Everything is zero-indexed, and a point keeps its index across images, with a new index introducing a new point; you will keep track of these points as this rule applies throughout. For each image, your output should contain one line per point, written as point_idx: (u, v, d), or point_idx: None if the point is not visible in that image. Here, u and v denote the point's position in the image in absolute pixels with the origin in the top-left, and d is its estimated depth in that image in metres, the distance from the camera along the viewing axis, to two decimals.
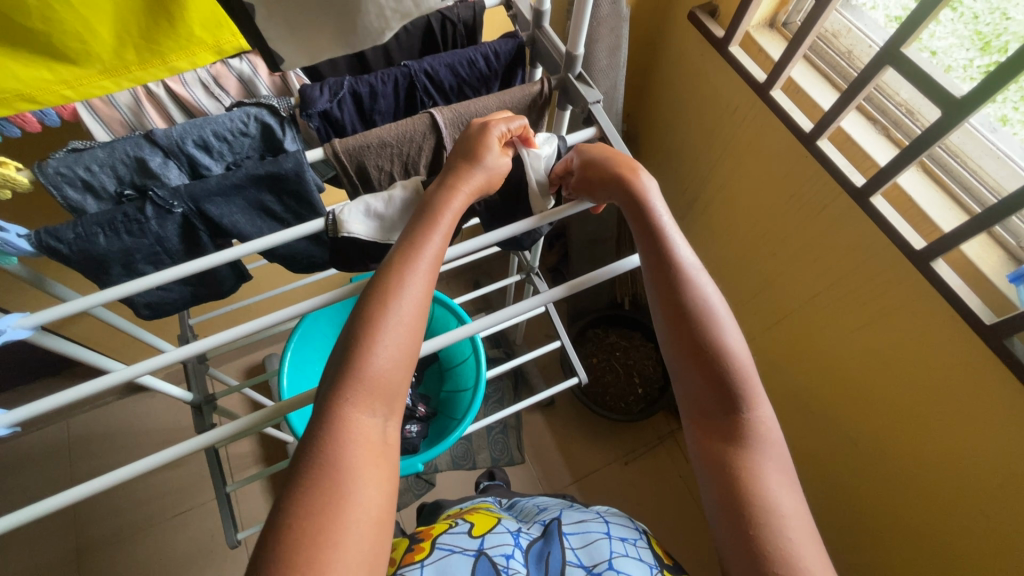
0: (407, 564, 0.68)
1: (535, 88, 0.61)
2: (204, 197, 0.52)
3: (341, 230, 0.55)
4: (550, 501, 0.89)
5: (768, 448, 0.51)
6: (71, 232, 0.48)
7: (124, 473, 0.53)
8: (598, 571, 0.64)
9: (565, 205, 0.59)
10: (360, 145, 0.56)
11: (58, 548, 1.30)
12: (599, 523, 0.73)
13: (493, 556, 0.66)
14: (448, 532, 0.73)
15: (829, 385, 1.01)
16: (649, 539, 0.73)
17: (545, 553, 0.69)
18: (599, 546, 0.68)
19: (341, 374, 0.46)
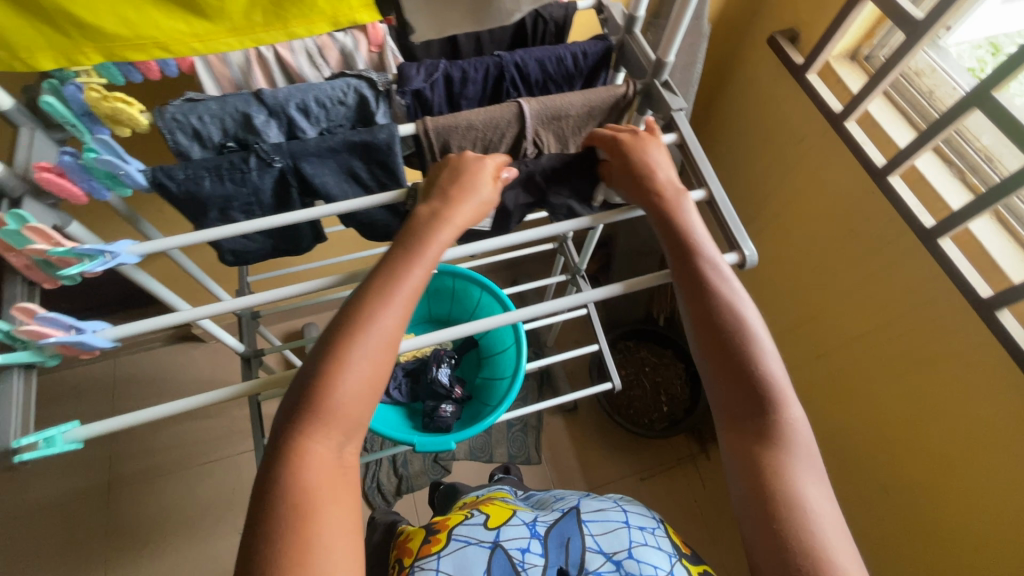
0: (424, 556, 0.70)
1: (620, 90, 0.63)
2: (302, 156, 0.55)
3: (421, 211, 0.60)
4: (569, 492, 0.89)
5: (795, 447, 0.51)
6: (181, 173, 0.52)
7: (189, 403, 0.56)
8: (619, 560, 0.64)
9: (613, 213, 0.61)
10: (449, 125, 0.59)
11: (94, 477, 1.37)
12: (616, 510, 0.73)
13: (509, 550, 0.68)
14: (464, 524, 0.74)
15: (865, 429, 0.99)
16: (666, 525, 0.74)
17: (564, 539, 0.69)
18: (619, 535, 0.68)
19: (310, 411, 0.46)
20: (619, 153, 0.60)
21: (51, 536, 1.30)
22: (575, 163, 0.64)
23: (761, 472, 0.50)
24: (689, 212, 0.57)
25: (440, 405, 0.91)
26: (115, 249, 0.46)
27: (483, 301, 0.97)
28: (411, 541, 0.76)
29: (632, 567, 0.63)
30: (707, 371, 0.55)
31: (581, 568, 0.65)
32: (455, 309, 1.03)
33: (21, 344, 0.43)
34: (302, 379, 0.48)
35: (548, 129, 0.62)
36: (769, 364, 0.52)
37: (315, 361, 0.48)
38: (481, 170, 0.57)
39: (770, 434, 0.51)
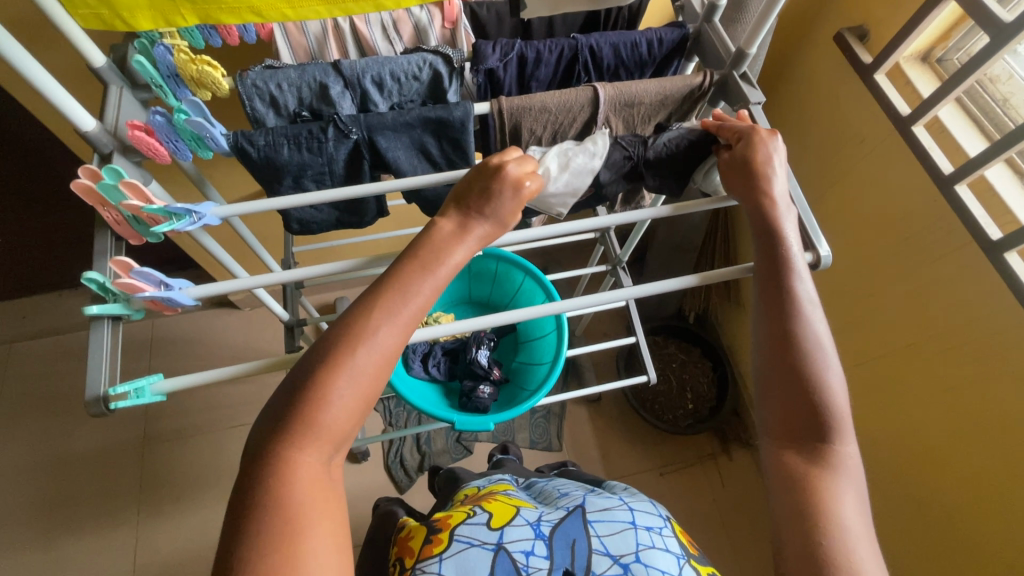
0: (425, 557, 0.66)
1: (696, 80, 0.62)
2: (378, 129, 0.55)
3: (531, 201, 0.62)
4: (570, 483, 0.84)
5: (846, 475, 0.50)
6: (261, 139, 0.53)
7: (254, 368, 0.57)
8: (626, 563, 0.61)
9: (701, 202, 0.61)
10: (523, 106, 0.58)
11: (129, 432, 1.41)
12: (622, 509, 0.69)
13: (513, 552, 0.64)
14: (466, 522, 0.69)
15: (903, 441, 0.98)
16: (672, 522, 0.70)
17: (569, 540, 0.66)
18: (626, 537, 0.64)
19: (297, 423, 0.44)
20: (742, 144, 0.57)
21: (89, 486, 1.36)
22: (685, 149, 0.61)
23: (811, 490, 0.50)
24: (789, 223, 0.55)
25: (478, 386, 0.92)
26: (201, 210, 0.47)
27: (525, 286, 0.98)
28: (411, 540, 0.72)
29: (639, 571, 0.60)
30: (773, 384, 0.54)
31: (587, 571, 0.62)
32: (496, 291, 1.03)
33: (113, 296, 0.44)
34: (289, 385, 0.45)
35: (620, 116, 0.62)
36: (837, 388, 0.52)
37: (305, 372, 0.45)
38: (503, 189, 0.52)
39: (824, 457, 0.51)
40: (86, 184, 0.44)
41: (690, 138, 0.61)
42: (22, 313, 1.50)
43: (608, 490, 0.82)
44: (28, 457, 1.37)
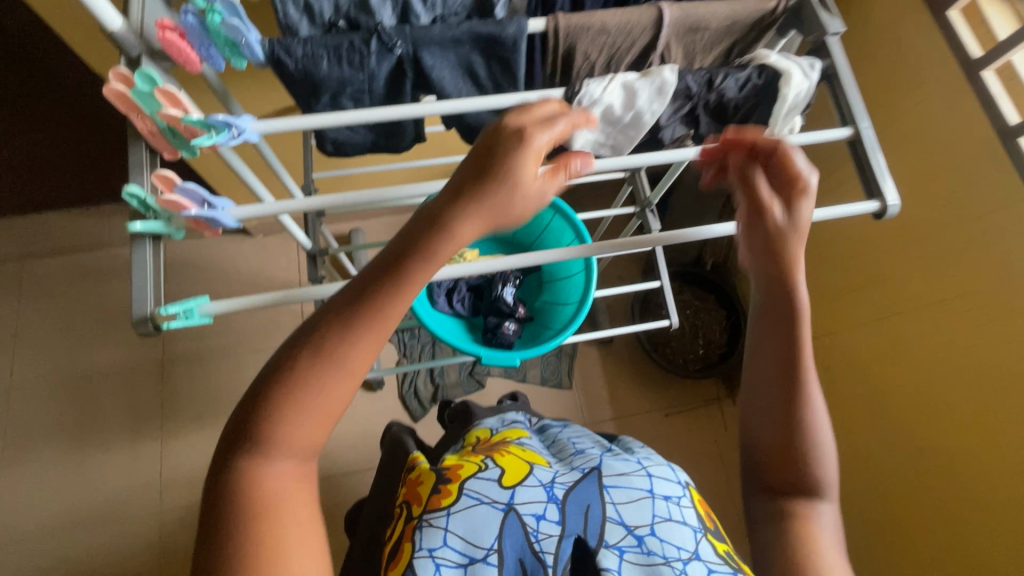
0: (433, 510, 0.61)
1: (769, 5, 0.56)
2: (424, 44, 0.51)
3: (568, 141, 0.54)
4: (586, 437, 0.82)
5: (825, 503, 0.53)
6: (300, 50, 0.49)
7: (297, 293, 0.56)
8: (640, 535, 0.58)
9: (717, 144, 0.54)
10: (581, 25, 0.53)
11: (149, 353, 1.44)
12: (640, 475, 0.65)
13: (524, 515, 0.60)
14: (477, 477, 0.64)
15: (914, 392, 1.01)
16: (689, 490, 0.67)
17: (583, 505, 0.61)
18: (643, 506, 0.61)
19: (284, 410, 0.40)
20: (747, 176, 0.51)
21: (114, 401, 1.40)
22: (751, 95, 0.53)
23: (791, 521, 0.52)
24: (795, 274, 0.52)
25: (503, 323, 0.92)
26: (241, 125, 0.44)
27: (553, 225, 0.95)
28: (417, 485, 0.67)
29: (654, 546, 0.57)
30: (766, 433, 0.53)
31: (600, 541, 0.58)
32: (521, 230, 1.01)
33: (154, 213, 0.42)
34: (258, 385, 0.42)
35: (681, 42, 0.57)
36: (826, 439, 0.52)
37: (276, 371, 0.41)
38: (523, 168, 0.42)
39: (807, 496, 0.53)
40: (119, 89, 0.40)
41: (756, 83, 0.53)
42: (31, 231, 1.47)
43: (625, 449, 0.77)
44: (54, 372, 1.41)
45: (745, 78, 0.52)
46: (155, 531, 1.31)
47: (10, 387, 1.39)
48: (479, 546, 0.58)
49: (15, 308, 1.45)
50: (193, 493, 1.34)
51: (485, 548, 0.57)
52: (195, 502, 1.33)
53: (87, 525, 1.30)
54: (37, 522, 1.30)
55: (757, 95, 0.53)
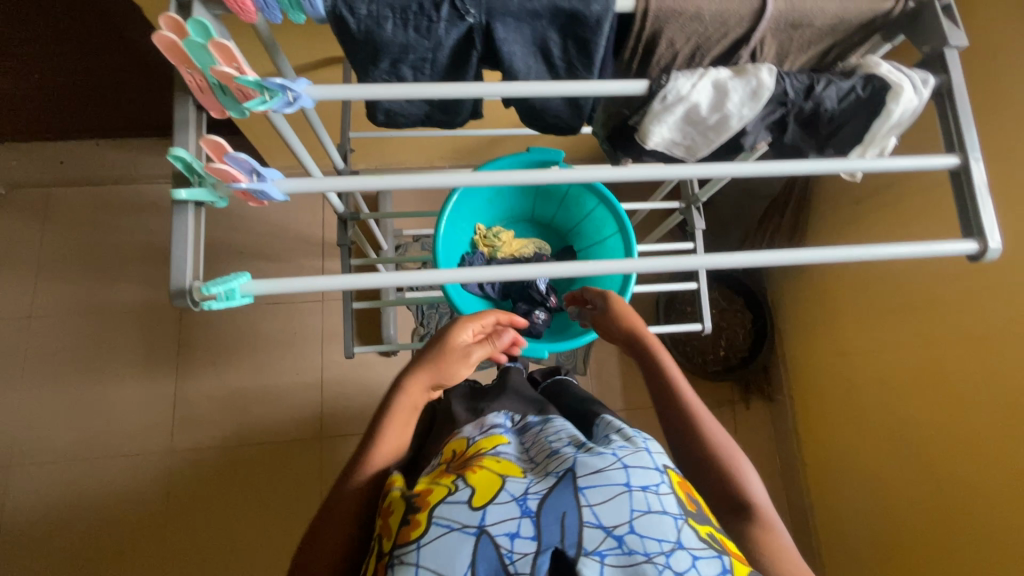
0: (400, 544, 0.48)
1: (884, 6, 0.50)
2: (499, 15, 0.46)
3: (643, 139, 0.49)
4: (566, 430, 0.65)
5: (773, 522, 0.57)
6: (364, 8, 0.44)
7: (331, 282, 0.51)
8: (620, 536, 0.48)
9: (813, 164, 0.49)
10: (674, 9, 0.48)
11: (170, 294, 1.43)
12: (615, 469, 0.53)
13: (497, 536, 0.47)
14: (443, 502, 0.50)
15: (950, 422, 1.00)
16: (669, 475, 0.54)
17: (558, 513, 0.49)
18: (621, 503, 0.49)
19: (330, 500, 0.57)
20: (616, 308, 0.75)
21: (134, 338, 1.41)
22: (849, 109, 0.48)
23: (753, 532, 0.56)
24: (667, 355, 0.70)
25: (534, 311, 0.90)
26: (297, 89, 0.40)
27: (595, 214, 0.91)
28: (386, 516, 0.52)
29: (635, 544, 0.47)
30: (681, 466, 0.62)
31: (579, 549, 0.47)
32: (561, 214, 0.97)
33: (199, 178, 0.39)
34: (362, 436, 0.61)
35: (777, 38, 0.51)
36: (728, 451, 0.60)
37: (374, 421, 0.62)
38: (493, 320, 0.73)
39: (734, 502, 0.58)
40: (170, 38, 0.36)
41: (858, 96, 0.48)
42: (58, 158, 1.45)
43: (602, 440, 0.61)
44: (75, 301, 1.41)
45: (846, 88, 0.47)
46: (168, 467, 1.33)
47: (33, 312, 1.40)
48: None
49: (42, 233, 1.44)
50: (207, 435, 1.36)
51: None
52: (207, 443, 1.35)
53: (102, 455, 1.33)
54: (54, 446, 1.32)
55: (857, 108, 0.48)
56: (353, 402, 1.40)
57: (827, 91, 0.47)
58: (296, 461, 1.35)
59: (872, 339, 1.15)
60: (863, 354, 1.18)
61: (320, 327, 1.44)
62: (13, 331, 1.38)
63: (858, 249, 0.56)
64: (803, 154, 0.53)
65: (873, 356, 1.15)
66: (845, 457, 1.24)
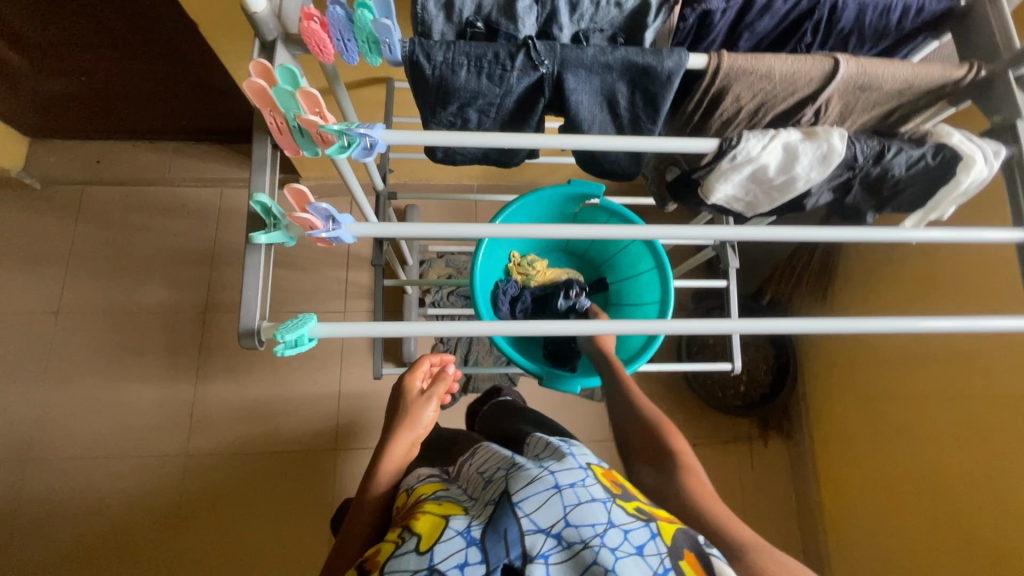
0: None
1: (956, 74, 0.49)
2: (572, 66, 0.46)
3: (706, 195, 0.48)
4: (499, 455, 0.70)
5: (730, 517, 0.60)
6: (441, 55, 0.45)
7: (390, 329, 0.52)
8: (558, 533, 0.53)
9: (878, 233, 0.49)
10: (745, 68, 0.48)
11: (193, 296, 1.45)
12: (544, 476, 0.58)
13: (446, 572, 0.49)
14: (393, 556, 0.52)
15: (976, 478, 0.98)
16: (593, 470, 0.62)
17: (501, 532, 0.53)
18: (552, 505, 0.55)
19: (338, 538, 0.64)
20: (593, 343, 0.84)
21: (156, 339, 1.42)
22: (917, 176, 0.48)
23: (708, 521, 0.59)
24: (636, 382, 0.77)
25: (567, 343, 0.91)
26: (375, 136, 0.40)
27: (631, 249, 0.92)
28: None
29: (573, 536, 0.52)
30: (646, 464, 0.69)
31: (525, 557, 0.51)
32: (595, 246, 0.97)
33: (275, 222, 0.40)
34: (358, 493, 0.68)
35: (845, 101, 0.51)
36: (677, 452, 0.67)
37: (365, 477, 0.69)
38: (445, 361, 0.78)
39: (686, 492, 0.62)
40: (261, 86, 0.37)
41: (928, 164, 0.47)
42: (95, 156, 1.48)
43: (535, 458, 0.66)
44: (101, 298, 1.43)
45: (917, 156, 0.47)
46: (181, 471, 1.33)
47: (60, 308, 1.41)
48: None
49: (74, 230, 1.46)
50: (221, 441, 1.36)
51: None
52: (221, 449, 1.35)
53: (117, 455, 1.33)
54: (71, 444, 1.33)
55: (926, 174, 0.48)
56: (368, 415, 1.39)
57: (897, 158, 0.47)
58: (307, 471, 1.35)
59: (899, 387, 1.13)
60: (889, 400, 1.16)
61: (340, 339, 1.44)
62: (39, 326, 1.40)
63: (912, 320, 0.57)
64: (862, 217, 0.52)
65: (899, 404, 1.13)
66: (866, 505, 1.21)
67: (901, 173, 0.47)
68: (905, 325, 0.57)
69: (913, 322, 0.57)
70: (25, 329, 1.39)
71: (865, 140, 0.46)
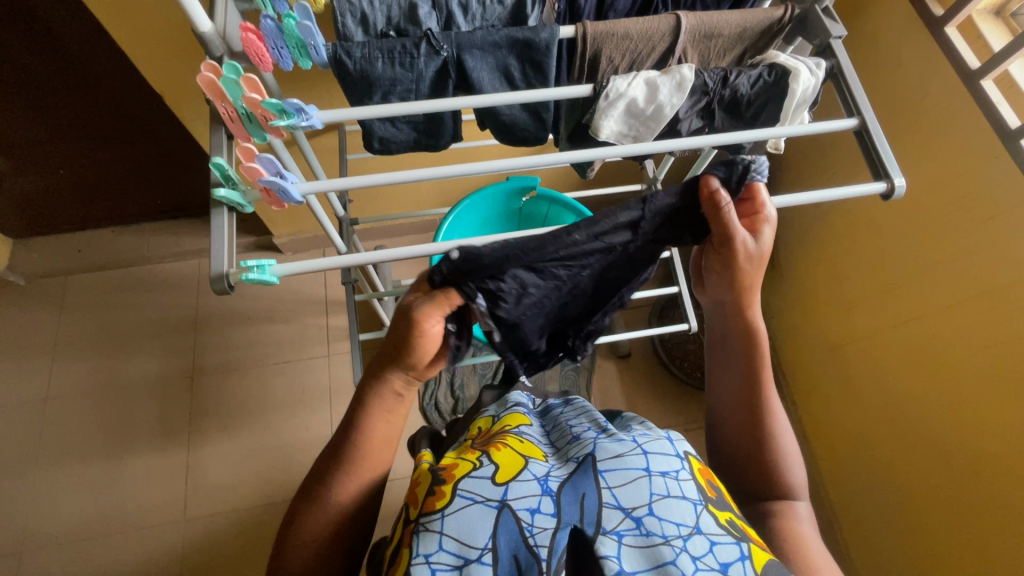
0: (426, 513, 0.51)
1: (776, 14, 0.61)
2: (467, 48, 0.57)
3: (595, 132, 0.59)
4: (587, 415, 0.69)
5: (794, 517, 0.56)
6: (358, 52, 0.55)
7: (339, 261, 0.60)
8: (638, 517, 0.49)
9: (743, 134, 0.57)
10: (608, 32, 0.59)
11: (180, 363, 1.49)
12: (635, 454, 0.54)
13: (517, 510, 0.50)
14: (470, 475, 0.54)
15: (931, 394, 1.03)
16: (690, 461, 0.55)
17: (578, 494, 0.51)
18: (638, 485, 0.51)
19: (293, 534, 0.53)
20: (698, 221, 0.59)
21: (144, 410, 1.44)
22: (762, 91, 0.58)
23: (770, 525, 0.55)
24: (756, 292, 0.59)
25: None
26: (309, 112, 0.49)
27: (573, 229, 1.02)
28: (414, 488, 0.57)
29: (653, 526, 0.48)
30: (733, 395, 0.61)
31: (597, 528, 0.49)
32: None
33: (235, 184, 0.52)
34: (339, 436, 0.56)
35: (697, 47, 0.62)
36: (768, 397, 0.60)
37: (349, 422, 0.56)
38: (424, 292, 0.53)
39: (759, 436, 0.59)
40: (209, 77, 0.47)
41: (767, 80, 0.58)
42: (76, 247, 1.56)
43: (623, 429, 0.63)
44: (89, 379, 1.46)
45: (755, 75, 0.58)
46: (180, 538, 1.31)
47: (49, 394, 1.44)
48: (472, 547, 0.48)
49: (60, 318, 1.52)
50: (217, 500, 1.35)
51: (478, 547, 0.48)
52: (218, 509, 1.34)
53: (114, 531, 1.32)
54: (65, 528, 1.31)
55: (770, 88, 0.58)
56: None
57: (740, 79, 0.58)
58: None
59: (850, 328, 1.20)
60: (846, 344, 1.22)
61: (327, 382, 1.48)
62: (28, 415, 1.42)
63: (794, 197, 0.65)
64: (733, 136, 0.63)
65: (856, 345, 1.19)
66: (853, 452, 1.23)
67: (747, 91, 0.58)
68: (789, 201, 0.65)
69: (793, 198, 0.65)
70: (13, 420, 1.41)
71: (708, 70, 0.58)
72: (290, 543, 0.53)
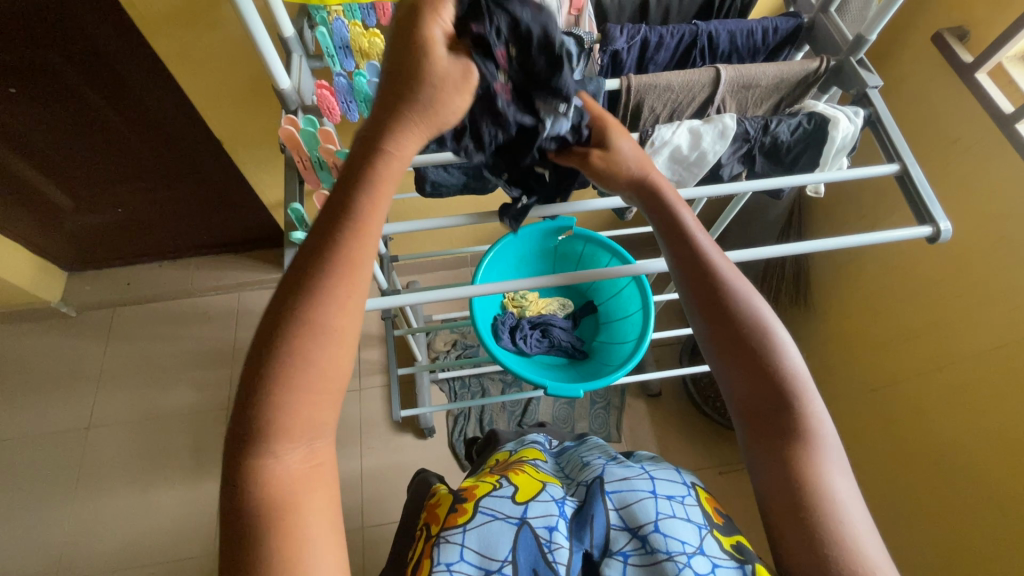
0: (448, 527, 0.54)
1: (813, 66, 0.64)
2: None
3: None
4: (598, 446, 0.73)
5: (818, 442, 0.47)
6: None
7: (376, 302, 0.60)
8: (644, 536, 0.52)
9: (784, 179, 0.59)
10: (650, 84, 0.62)
11: (215, 394, 1.52)
12: (643, 478, 0.59)
13: (537, 528, 0.52)
14: (491, 494, 0.57)
15: (979, 441, 0.98)
16: (697, 490, 0.59)
17: (588, 516, 0.55)
18: (643, 506, 0.54)
19: (289, 384, 0.39)
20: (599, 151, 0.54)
21: (180, 441, 1.46)
22: (801, 139, 0.61)
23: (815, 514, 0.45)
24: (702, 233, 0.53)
25: (556, 333, 1.05)
26: None
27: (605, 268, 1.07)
28: (434, 508, 0.60)
29: (657, 543, 0.51)
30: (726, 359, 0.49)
31: (604, 551, 0.53)
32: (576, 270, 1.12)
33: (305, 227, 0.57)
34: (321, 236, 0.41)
35: (736, 98, 0.65)
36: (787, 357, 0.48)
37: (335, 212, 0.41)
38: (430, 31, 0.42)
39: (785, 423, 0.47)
40: (290, 130, 0.52)
41: (806, 128, 0.60)
42: (125, 280, 1.63)
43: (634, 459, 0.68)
44: (129, 409, 1.50)
45: (794, 124, 0.60)
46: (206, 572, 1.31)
47: (91, 423, 1.48)
48: (493, 559, 0.50)
49: (105, 349, 1.58)
50: None
51: (498, 559, 0.50)
52: None
53: (141, 563, 1.32)
54: (95, 559, 1.32)
55: (810, 134, 0.60)
56: (387, 490, 1.38)
57: (781, 128, 0.60)
58: None
59: (891, 370, 1.16)
60: (887, 386, 1.18)
61: (357, 418, 1.47)
62: (69, 443, 1.46)
63: (837, 240, 0.66)
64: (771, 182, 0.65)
65: (897, 387, 1.15)
66: (898, 500, 1.17)
67: (787, 139, 0.60)
68: (836, 243, 0.65)
69: (839, 241, 0.66)
70: (54, 448, 1.45)
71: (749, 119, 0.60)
72: (289, 393, 0.39)
